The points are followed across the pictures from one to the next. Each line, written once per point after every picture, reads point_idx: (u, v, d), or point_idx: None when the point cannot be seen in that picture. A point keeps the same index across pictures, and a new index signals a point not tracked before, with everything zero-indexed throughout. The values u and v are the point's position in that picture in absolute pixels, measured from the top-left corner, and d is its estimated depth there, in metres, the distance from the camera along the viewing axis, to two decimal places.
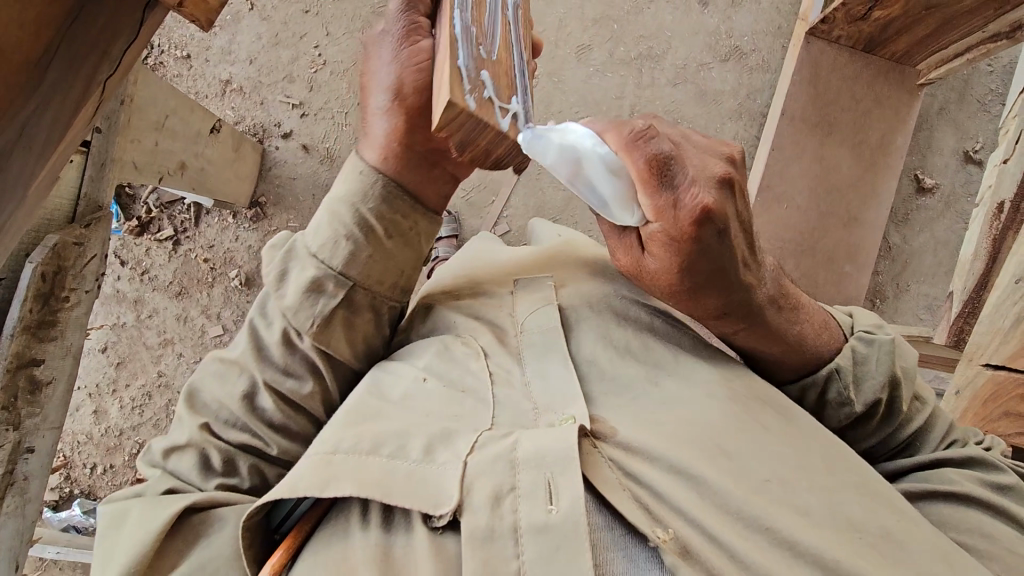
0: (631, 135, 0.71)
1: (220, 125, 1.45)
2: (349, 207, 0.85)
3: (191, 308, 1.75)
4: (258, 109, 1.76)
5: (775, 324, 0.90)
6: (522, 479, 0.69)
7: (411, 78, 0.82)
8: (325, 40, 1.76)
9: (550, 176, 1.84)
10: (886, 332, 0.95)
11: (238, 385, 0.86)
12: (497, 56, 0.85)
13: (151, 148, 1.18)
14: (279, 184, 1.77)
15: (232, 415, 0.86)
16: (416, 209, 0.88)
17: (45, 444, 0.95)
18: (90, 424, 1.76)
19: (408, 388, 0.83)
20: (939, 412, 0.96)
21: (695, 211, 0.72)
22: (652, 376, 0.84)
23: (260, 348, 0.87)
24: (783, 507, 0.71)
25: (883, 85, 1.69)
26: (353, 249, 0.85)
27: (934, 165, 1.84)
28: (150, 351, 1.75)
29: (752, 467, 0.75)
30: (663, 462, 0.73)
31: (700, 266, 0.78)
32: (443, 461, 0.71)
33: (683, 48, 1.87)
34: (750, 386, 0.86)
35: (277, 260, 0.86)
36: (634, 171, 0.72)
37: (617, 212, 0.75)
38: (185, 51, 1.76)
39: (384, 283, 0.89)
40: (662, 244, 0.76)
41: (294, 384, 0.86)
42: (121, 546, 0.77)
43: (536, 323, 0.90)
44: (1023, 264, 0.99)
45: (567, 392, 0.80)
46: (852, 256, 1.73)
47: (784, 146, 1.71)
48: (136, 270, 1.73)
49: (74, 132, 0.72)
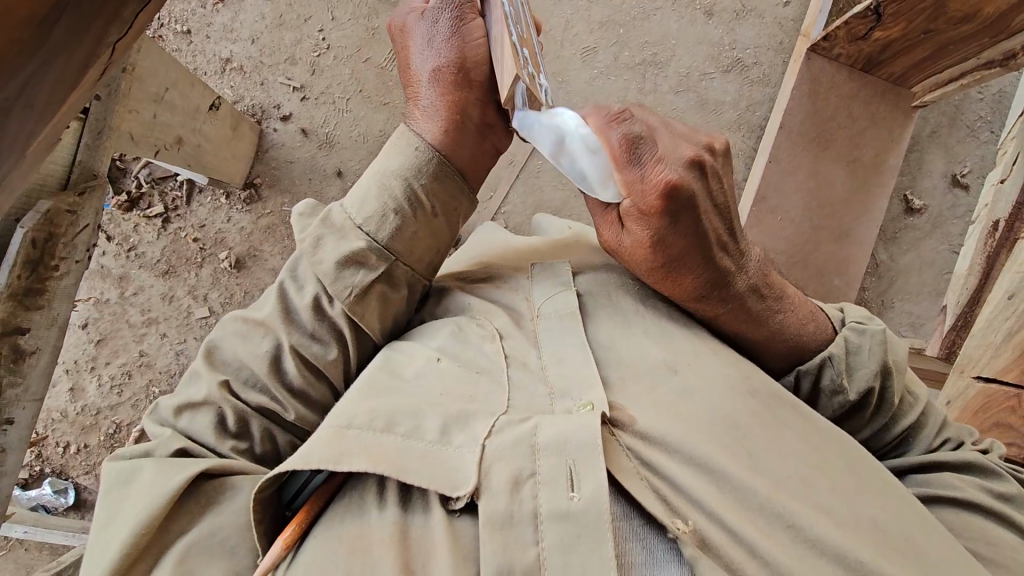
0: (605, 117, 0.81)
1: (219, 103, 1.43)
2: (401, 180, 0.87)
3: (177, 288, 1.71)
4: (258, 90, 1.74)
5: (755, 311, 0.94)
6: (542, 465, 0.69)
7: (471, 55, 0.89)
8: (330, 25, 1.75)
9: (549, 175, 1.84)
10: (879, 322, 0.96)
11: (261, 347, 0.85)
12: (528, 36, 0.94)
13: (149, 121, 1.15)
14: (275, 167, 1.74)
15: (253, 376, 0.85)
16: (461, 188, 0.91)
17: (24, 416, 0.92)
18: (66, 402, 1.71)
19: (423, 367, 0.82)
20: (932, 410, 0.98)
21: (660, 186, 0.80)
22: (671, 364, 0.84)
23: (288, 311, 0.86)
24: (803, 504, 0.73)
25: (879, 105, 1.72)
26: (401, 223, 0.86)
27: (923, 187, 1.88)
28: (133, 330, 1.71)
29: (770, 461, 0.76)
30: (680, 453, 0.74)
31: (673, 241, 0.85)
32: (460, 444, 0.72)
33: (687, 56, 1.89)
34: (766, 380, 0.87)
35: (313, 225, 0.86)
36: (608, 150, 0.81)
37: (595, 187, 0.82)
38: (185, 26, 1.72)
39: (421, 262, 0.91)
40: (635, 218, 0.84)
41: (319, 349, 0.86)
42: (131, 503, 0.75)
43: (552, 305, 0.90)
44: (1016, 281, 1.03)
45: (585, 374, 0.80)
46: (841, 270, 1.76)
47: (782, 159, 1.73)
48: (123, 246, 1.69)
49: (77, 93, 0.70)
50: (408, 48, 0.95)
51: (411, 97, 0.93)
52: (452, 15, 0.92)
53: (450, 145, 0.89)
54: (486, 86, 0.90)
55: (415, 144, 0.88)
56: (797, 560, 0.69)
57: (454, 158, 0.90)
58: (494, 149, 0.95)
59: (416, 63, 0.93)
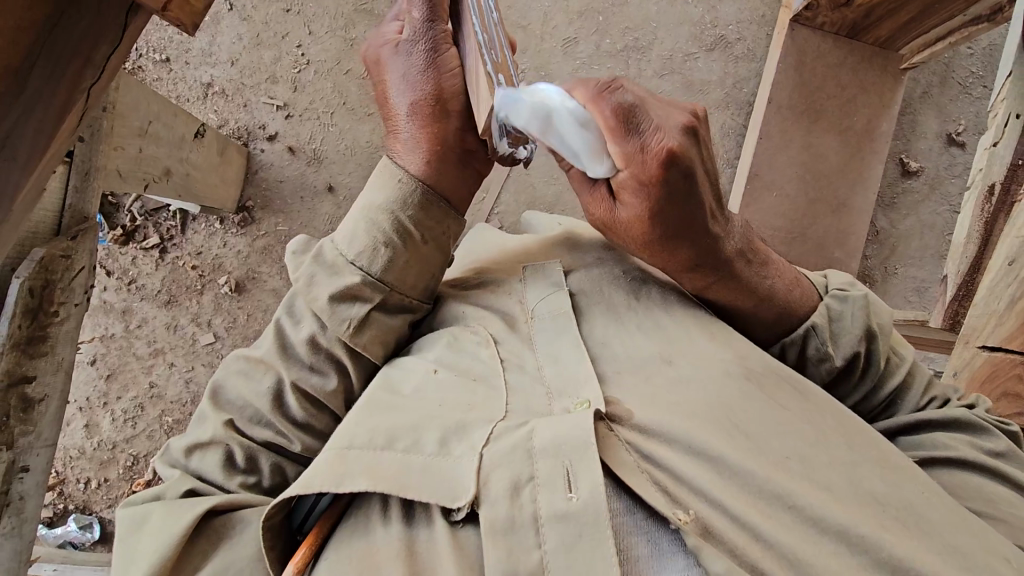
0: (597, 88, 0.75)
1: (203, 130, 1.42)
2: (388, 214, 0.86)
3: (181, 316, 1.72)
4: (242, 112, 1.73)
5: (745, 278, 0.93)
6: (540, 468, 0.69)
7: (448, 85, 0.87)
8: (308, 39, 1.74)
9: (540, 171, 1.84)
10: (861, 288, 0.97)
11: (264, 383, 0.87)
12: (502, 58, 0.92)
13: (135, 155, 1.15)
14: (266, 188, 1.74)
15: (257, 412, 0.86)
16: (448, 215, 0.90)
17: (40, 462, 0.93)
18: (82, 438, 1.72)
19: (421, 381, 0.82)
20: (918, 369, 0.98)
21: (660, 155, 0.75)
22: (666, 355, 0.84)
23: (285, 347, 0.88)
24: (804, 482, 0.73)
25: (867, 71, 1.70)
26: (392, 254, 0.86)
27: (918, 149, 1.86)
28: (141, 362, 1.72)
29: (768, 442, 0.76)
30: (680, 442, 0.74)
31: (671, 214, 0.82)
32: (458, 455, 0.72)
33: (669, 37, 1.87)
34: (764, 361, 0.86)
35: (305, 264, 0.87)
36: (602, 123, 0.76)
37: (587, 162, 0.79)
38: (164, 55, 1.71)
39: (414, 288, 0.91)
40: (632, 190, 0.79)
41: (319, 380, 0.87)
42: (147, 543, 0.76)
43: (546, 305, 0.90)
44: (1016, 245, 1.01)
45: (580, 372, 0.80)
46: (842, 242, 1.74)
47: (772, 135, 1.72)
48: (123, 280, 1.70)
49: (59, 143, 0.70)
50: (381, 79, 0.92)
51: (390, 129, 0.91)
52: (426, 44, 0.89)
53: (434, 176, 0.88)
54: (466, 114, 0.89)
55: (398, 176, 0.87)
56: (801, 539, 0.68)
57: (439, 187, 0.89)
58: (480, 172, 0.93)
59: (392, 94, 0.91)
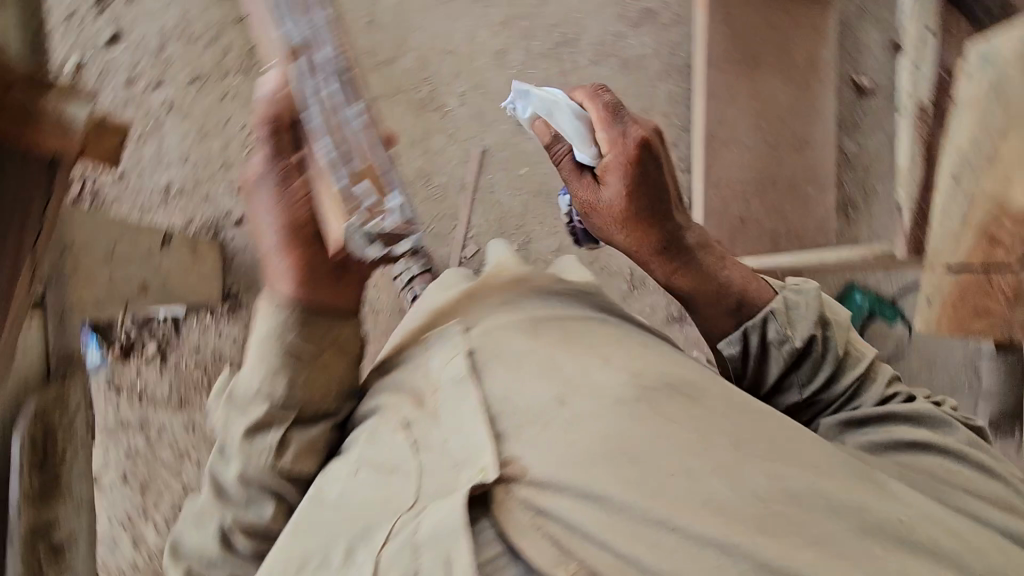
0: (591, 89, 1.03)
1: (169, 236, 1.47)
2: (276, 344, 0.87)
3: (195, 414, 1.76)
4: (204, 205, 1.77)
5: (704, 266, 1.08)
6: (424, 561, 0.72)
7: (301, 214, 0.88)
8: (250, 120, 1.78)
9: (502, 186, 1.85)
10: (812, 283, 1.07)
11: (211, 529, 0.89)
12: (371, 163, 0.87)
13: (107, 281, 1.20)
14: (245, 271, 1.78)
15: (212, 557, 0.89)
16: (337, 323, 0.91)
17: None
18: (132, 554, 1.76)
19: (343, 479, 0.83)
20: (881, 367, 1.06)
21: (638, 140, 0.98)
22: (562, 395, 0.80)
23: (218, 487, 0.88)
24: (687, 504, 0.72)
25: (794, 7, 1.70)
26: (291, 377, 0.88)
27: (867, 67, 1.84)
28: (169, 468, 1.76)
29: (655, 466, 0.74)
30: (566, 489, 0.73)
31: (643, 195, 1.01)
32: (361, 561, 0.76)
33: (595, 24, 1.87)
34: (654, 373, 0.84)
35: (222, 404, 0.90)
36: (596, 114, 1.01)
37: (579, 144, 1.01)
38: (118, 170, 1.77)
39: (327, 395, 0.91)
40: (615, 169, 0.99)
41: (256, 513, 0.88)
42: None
43: (448, 375, 0.87)
44: None
45: (478, 441, 0.78)
46: (813, 179, 1.73)
47: (718, 92, 1.71)
48: (133, 394, 1.74)
49: (19, 303, 0.74)
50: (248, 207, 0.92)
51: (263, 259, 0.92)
52: (275, 179, 0.88)
53: (310, 299, 0.88)
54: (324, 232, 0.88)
55: (274, 311, 0.88)
56: (684, 564, 0.70)
57: (320, 306, 0.89)
58: (362, 276, 0.91)
59: (260, 231, 0.91)
